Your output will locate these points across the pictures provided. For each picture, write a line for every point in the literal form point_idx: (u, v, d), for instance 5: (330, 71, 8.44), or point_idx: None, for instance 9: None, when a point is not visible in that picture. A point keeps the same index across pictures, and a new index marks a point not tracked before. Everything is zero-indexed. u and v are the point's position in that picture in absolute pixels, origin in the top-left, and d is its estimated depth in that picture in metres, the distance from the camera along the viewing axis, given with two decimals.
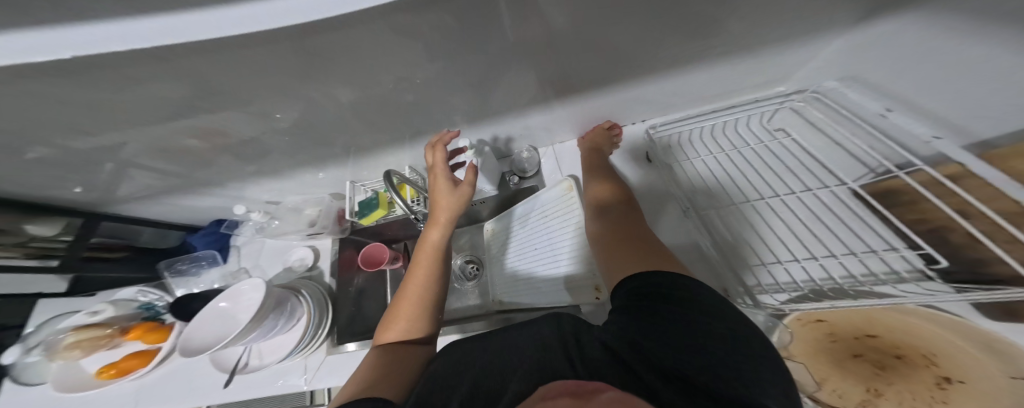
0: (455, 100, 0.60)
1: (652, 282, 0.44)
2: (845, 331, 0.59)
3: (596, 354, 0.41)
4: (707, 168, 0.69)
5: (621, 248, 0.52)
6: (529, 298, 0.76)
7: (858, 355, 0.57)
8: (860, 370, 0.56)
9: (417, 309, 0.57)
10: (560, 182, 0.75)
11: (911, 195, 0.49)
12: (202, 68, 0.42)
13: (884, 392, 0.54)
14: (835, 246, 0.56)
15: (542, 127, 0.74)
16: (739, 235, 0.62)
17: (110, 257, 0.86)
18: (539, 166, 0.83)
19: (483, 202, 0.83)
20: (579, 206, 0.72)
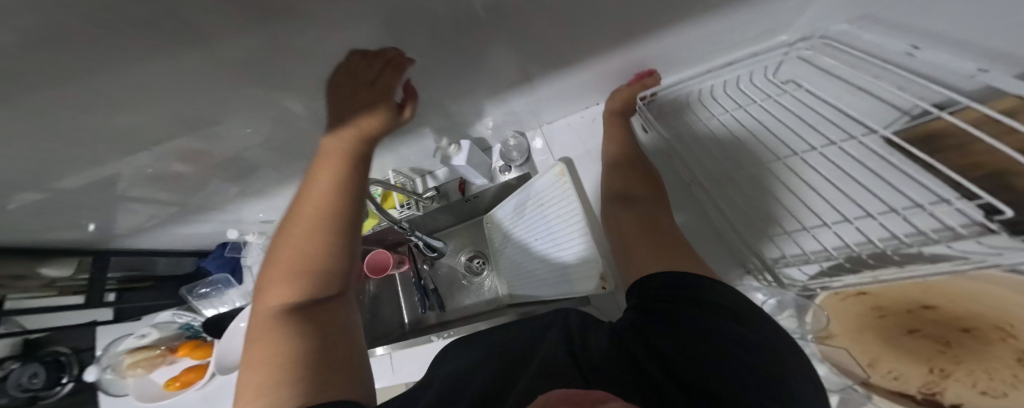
0: (422, 94, 0.60)
1: (667, 278, 0.44)
2: (894, 305, 0.52)
3: (603, 350, 0.41)
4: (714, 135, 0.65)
5: (636, 237, 0.53)
6: (536, 291, 0.76)
7: (914, 330, 0.49)
8: (918, 347, 0.49)
9: (316, 252, 0.46)
10: (552, 167, 0.72)
11: (959, 137, 0.42)
12: (148, 90, 0.43)
13: (952, 372, 0.46)
14: (870, 205, 0.49)
15: (526, 110, 0.72)
16: (757, 205, 0.58)
17: (139, 286, 0.97)
18: (529, 152, 0.81)
19: (478, 197, 0.85)
20: (573, 191, 0.68)
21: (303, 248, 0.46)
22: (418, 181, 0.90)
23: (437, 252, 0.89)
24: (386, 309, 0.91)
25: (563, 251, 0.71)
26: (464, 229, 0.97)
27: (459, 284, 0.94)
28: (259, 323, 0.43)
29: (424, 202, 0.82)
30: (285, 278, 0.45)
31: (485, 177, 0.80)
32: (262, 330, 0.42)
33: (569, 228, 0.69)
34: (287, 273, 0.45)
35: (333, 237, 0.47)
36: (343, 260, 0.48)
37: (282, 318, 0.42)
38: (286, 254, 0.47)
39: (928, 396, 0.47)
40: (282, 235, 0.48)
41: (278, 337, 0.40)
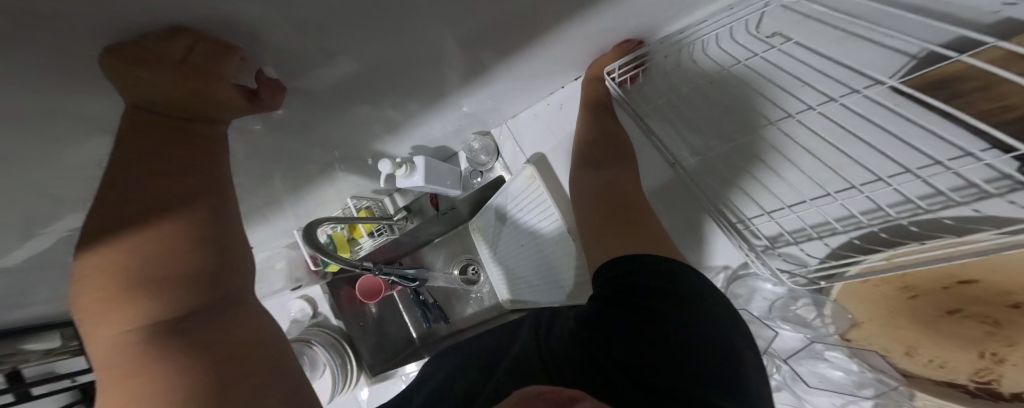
0: (359, 112, 0.58)
1: (627, 264, 0.41)
2: (925, 282, 0.45)
3: (562, 340, 0.38)
4: (694, 105, 0.60)
5: (609, 230, 0.48)
6: (531, 297, 0.75)
7: (954, 310, 0.43)
8: (962, 331, 0.42)
9: (135, 250, 0.33)
10: (522, 171, 0.68)
11: (982, 80, 0.37)
12: (59, 158, 0.39)
13: (1006, 356, 0.39)
14: (880, 167, 0.45)
15: (485, 106, 0.69)
16: (750, 179, 0.54)
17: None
18: (498, 150, 0.78)
19: (456, 208, 0.82)
20: (547, 193, 0.66)
21: (139, 256, 0.33)
22: (387, 200, 0.83)
23: (417, 282, 0.76)
24: (392, 327, 0.89)
25: (549, 256, 0.70)
26: (453, 239, 0.91)
27: (457, 294, 0.90)
28: (107, 354, 0.31)
29: (398, 223, 0.77)
30: (120, 300, 0.32)
31: (457, 188, 0.75)
32: (119, 372, 0.31)
33: (551, 232, 0.68)
34: (122, 294, 0.32)
35: (189, 233, 0.35)
36: (215, 255, 0.37)
37: (145, 350, 0.31)
38: (106, 270, 0.32)
39: (983, 385, 0.41)
40: (91, 240, 0.33)
41: (153, 374, 0.30)
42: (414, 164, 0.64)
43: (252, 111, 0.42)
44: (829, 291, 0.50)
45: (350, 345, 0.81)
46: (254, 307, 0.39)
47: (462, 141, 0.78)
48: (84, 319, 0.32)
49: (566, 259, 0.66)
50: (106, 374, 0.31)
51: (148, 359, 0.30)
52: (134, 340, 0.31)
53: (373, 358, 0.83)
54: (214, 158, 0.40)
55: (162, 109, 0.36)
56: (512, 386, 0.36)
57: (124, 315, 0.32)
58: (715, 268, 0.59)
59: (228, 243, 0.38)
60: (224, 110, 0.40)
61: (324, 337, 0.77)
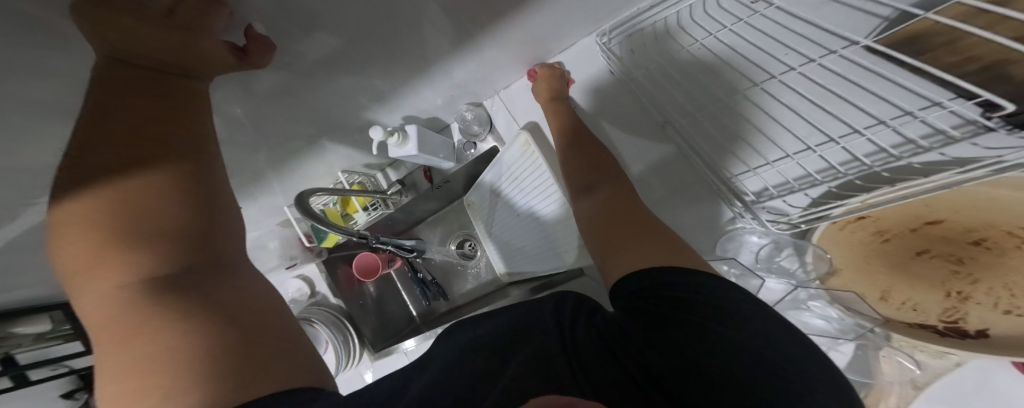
0: (345, 83, 0.59)
1: (656, 273, 0.39)
2: (896, 226, 0.47)
3: (590, 340, 0.36)
4: (680, 68, 0.61)
5: (619, 233, 0.48)
6: (530, 267, 0.78)
7: (923, 252, 0.46)
8: (931, 272, 0.46)
9: (126, 212, 0.35)
10: (516, 138, 0.70)
11: (948, 34, 0.38)
12: None
13: (971, 294, 0.44)
14: (856, 120, 0.47)
15: (476, 77, 0.71)
16: (738, 139, 0.55)
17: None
18: (491, 122, 0.80)
19: (449, 181, 0.82)
20: (542, 159, 0.67)
21: (128, 216, 0.35)
22: (378, 176, 0.84)
23: (415, 253, 0.77)
24: (392, 307, 0.90)
25: (544, 224, 0.72)
26: (448, 215, 0.93)
27: (455, 270, 0.91)
28: (105, 310, 0.33)
29: (392, 198, 0.79)
30: (113, 261, 0.34)
31: (452, 159, 0.77)
32: (116, 322, 0.33)
33: (545, 199, 0.70)
34: (115, 250, 0.34)
35: (175, 196, 0.37)
36: (201, 218, 0.39)
37: (142, 301, 0.33)
38: (95, 229, 0.34)
39: (952, 324, 0.44)
40: (74, 200, 0.34)
41: (151, 321, 0.32)
42: (407, 132, 0.65)
43: (239, 68, 0.42)
44: (812, 239, 0.52)
45: (351, 323, 0.83)
46: (243, 271, 0.41)
47: (453, 113, 0.80)
48: (81, 279, 0.34)
49: (560, 224, 0.69)
50: (101, 326, 0.33)
51: (146, 308, 0.33)
52: (130, 293, 0.34)
53: (375, 335, 0.84)
54: (200, 123, 0.41)
55: (139, 61, 0.37)
56: (533, 384, 0.31)
57: (121, 272, 0.34)
58: (707, 227, 0.60)
59: (213, 208, 0.40)
60: (212, 69, 0.41)
61: (323, 315, 0.79)
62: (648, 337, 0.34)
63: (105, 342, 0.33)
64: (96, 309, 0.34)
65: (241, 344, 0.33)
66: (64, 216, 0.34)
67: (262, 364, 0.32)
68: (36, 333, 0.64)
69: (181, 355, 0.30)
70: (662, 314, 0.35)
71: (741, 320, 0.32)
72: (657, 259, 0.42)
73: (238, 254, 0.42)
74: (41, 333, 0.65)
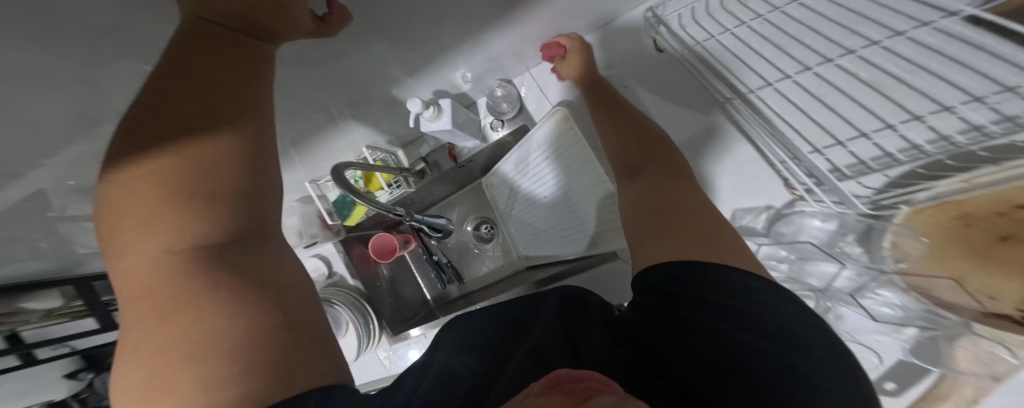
0: (377, 52, 0.54)
1: (668, 272, 0.33)
2: (978, 208, 0.43)
3: (591, 330, 0.33)
4: (729, 45, 0.57)
5: (669, 223, 0.38)
6: (552, 250, 0.70)
7: (1007, 237, 0.40)
8: (1013, 257, 0.40)
9: (180, 173, 0.31)
10: (552, 113, 0.60)
11: None
12: None
13: None
14: (948, 97, 0.43)
15: (512, 50, 0.65)
16: (805, 118, 0.50)
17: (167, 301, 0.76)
18: (521, 101, 0.74)
19: (472, 161, 0.75)
20: (581, 137, 0.59)
21: (173, 174, 0.31)
22: (401, 153, 0.78)
23: (443, 232, 0.74)
24: (408, 290, 0.84)
25: (574, 200, 0.64)
26: (465, 197, 0.86)
27: (472, 253, 0.85)
28: (152, 270, 0.30)
29: (413, 176, 0.74)
30: (168, 222, 0.30)
31: (476, 138, 0.71)
32: (156, 294, 0.29)
33: (576, 181, 0.62)
34: (171, 208, 0.30)
35: (222, 157, 0.32)
36: (253, 188, 0.35)
37: (194, 275, 0.30)
38: (145, 185, 0.30)
39: None
40: (125, 148, 0.32)
41: (203, 300, 0.29)
42: (440, 106, 0.61)
43: (313, 36, 0.40)
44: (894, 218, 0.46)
45: (369, 303, 0.78)
46: (283, 254, 0.37)
47: (483, 89, 0.74)
48: (126, 231, 0.30)
49: (592, 201, 0.61)
50: (137, 291, 0.30)
51: (193, 282, 0.30)
52: (181, 261, 0.30)
53: (392, 317, 0.78)
54: (259, 85, 0.36)
55: (218, 20, 0.34)
56: (532, 370, 0.28)
57: (174, 236, 0.30)
58: (756, 210, 0.55)
59: (267, 181, 0.36)
60: (284, 30, 0.37)
61: (343, 296, 0.74)
62: (662, 341, 0.29)
63: (138, 308, 0.29)
64: (140, 268, 0.30)
65: (291, 350, 0.30)
66: (112, 165, 0.31)
67: (306, 374, 0.29)
68: (44, 309, 0.59)
69: (223, 351, 0.28)
70: (661, 308, 0.31)
71: (757, 311, 0.29)
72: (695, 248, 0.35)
73: (278, 230, 0.38)
74: (50, 309, 0.60)
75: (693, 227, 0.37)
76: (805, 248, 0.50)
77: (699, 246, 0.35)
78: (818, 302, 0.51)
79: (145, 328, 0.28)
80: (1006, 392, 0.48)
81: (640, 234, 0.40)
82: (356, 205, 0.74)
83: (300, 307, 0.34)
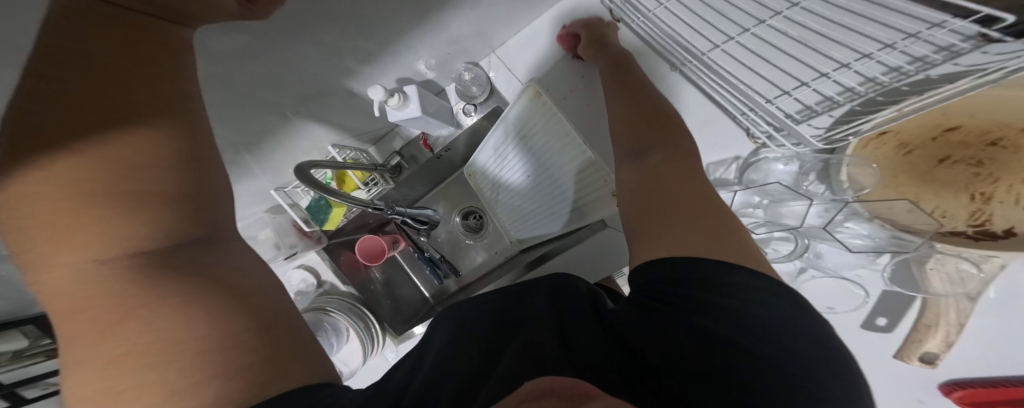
0: (338, 36, 0.54)
1: (664, 267, 0.34)
2: (919, 136, 0.49)
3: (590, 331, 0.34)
4: (673, 13, 0.63)
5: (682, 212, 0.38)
6: (543, 229, 0.70)
7: (946, 158, 0.48)
8: (956, 175, 0.48)
9: (106, 177, 0.27)
10: (523, 91, 0.63)
11: None
12: None
13: (994, 193, 0.46)
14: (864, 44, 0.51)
15: (475, 33, 0.67)
16: (750, 73, 0.57)
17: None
18: (492, 85, 0.76)
19: (450, 150, 0.77)
20: (554, 106, 0.61)
21: (88, 183, 0.27)
22: (372, 150, 0.80)
23: (429, 224, 0.74)
24: (403, 289, 0.83)
25: (555, 175, 0.66)
26: (449, 190, 0.86)
27: (464, 246, 0.84)
28: (80, 282, 0.26)
29: (390, 172, 0.74)
30: (92, 227, 0.27)
31: (451, 124, 0.73)
32: (91, 306, 0.26)
33: (559, 156, 0.64)
34: (90, 212, 0.27)
35: (146, 161, 0.29)
36: (192, 186, 0.31)
37: (128, 281, 0.26)
38: (58, 193, 0.27)
39: (980, 228, 0.46)
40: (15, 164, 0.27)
41: (145, 310, 0.26)
42: (406, 94, 0.62)
43: (240, 17, 0.34)
44: (847, 149, 0.50)
45: (369, 310, 0.75)
46: (243, 257, 0.33)
47: (450, 75, 0.75)
48: (41, 242, 0.27)
49: (572, 171, 0.63)
50: (69, 307, 0.26)
51: (128, 288, 0.26)
52: (111, 268, 0.27)
53: (393, 319, 0.78)
54: (181, 82, 0.33)
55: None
56: (524, 369, 0.28)
57: (101, 242, 0.27)
58: (727, 161, 0.60)
59: (209, 175, 0.33)
60: (204, 13, 0.32)
61: (340, 303, 0.73)
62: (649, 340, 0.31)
63: (73, 327, 0.26)
64: (64, 279, 0.27)
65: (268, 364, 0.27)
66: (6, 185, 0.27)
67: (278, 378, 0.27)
68: (13, 350, 0.57)
69: (182, 351, 0.25)
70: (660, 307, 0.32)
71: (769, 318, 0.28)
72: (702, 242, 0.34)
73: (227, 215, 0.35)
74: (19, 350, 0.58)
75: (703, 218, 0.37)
76: (774, 189, 0.53)
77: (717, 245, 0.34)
78: (796, 241, 0.56)
79: (84, 337, 0.25)
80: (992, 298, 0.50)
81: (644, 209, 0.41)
82: (332, 208, 0.72)
83: (278, 320, 0.31)
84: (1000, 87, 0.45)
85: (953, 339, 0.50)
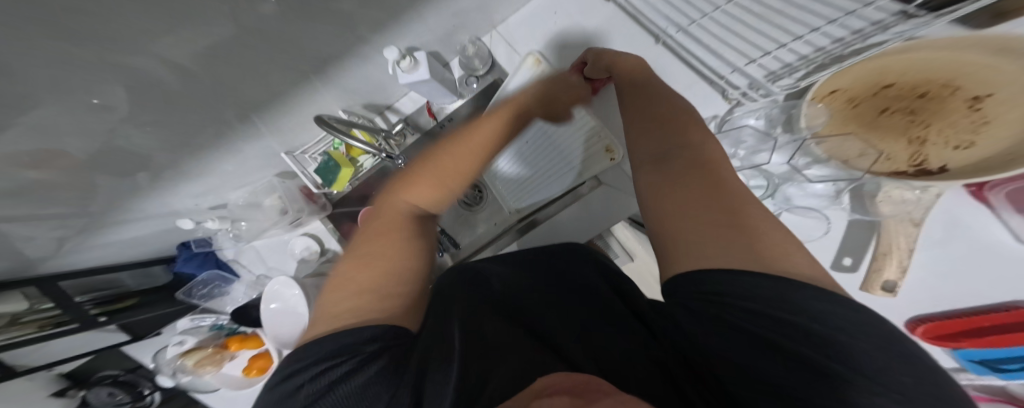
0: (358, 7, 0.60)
1: (684, 282, 0.30)
2: (863, 92, 0.58)
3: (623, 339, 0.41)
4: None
5: (709, 220, 0.32)
6: (543, 191, 0.77)
7: (886, 109, 0.57)
8: (894, 123, 0.57)
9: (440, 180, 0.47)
10: (525, 61, 0.76)
11: None
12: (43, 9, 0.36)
13: (928, 137, 0.55)
14: (810, 19, 0.61)
15: (476, 7, 0.75)
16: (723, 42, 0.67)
17: (125, 306, 0.78)
18: (492, 56, 0.85)
19: (452, 119, 0.84)
20: (552, 73, 0.74)
21: (445, 183, 0.47)
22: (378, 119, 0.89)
23: None
24: None
25: (556, 138, 0.75)
26: None
27: (463, 219, 0.90)
28: (390, 210, 0.46)
29: (394, 138, 0.83)
30: (428, 193, 0.47)
31: (456, 95, 0.82)
32: (393, 226, 0.44)
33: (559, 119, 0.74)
34: (434, 194, 0.47)
35: (457, 175, 0.48)
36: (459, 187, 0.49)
37: (409, 224, 0.45)
38: (430, 185, 0.46)
39: (919, 166, 0.55)
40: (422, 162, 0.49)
41: (399, 242, 0.42)
42: (416, 58, 0.69)
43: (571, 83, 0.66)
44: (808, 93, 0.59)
45: None
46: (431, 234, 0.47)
47: (452, 47, 0.83)
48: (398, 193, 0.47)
49: (575, 130, 0.72)
50: (380, 227, 0.43)
51: (394, 233, 0.43)
52: (405, 213, 0.46)
53: None
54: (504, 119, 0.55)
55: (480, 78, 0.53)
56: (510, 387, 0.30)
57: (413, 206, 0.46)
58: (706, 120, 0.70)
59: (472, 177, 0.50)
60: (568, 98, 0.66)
61: None
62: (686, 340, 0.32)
63: (374, 242, 0.41)
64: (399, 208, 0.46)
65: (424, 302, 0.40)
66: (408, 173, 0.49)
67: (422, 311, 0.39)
68: (10, 314, 0.63)
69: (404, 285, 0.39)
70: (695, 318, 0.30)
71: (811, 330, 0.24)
72: (742, 255, 0.29)
73: None
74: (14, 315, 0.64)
75: (743, 224, 0.31)
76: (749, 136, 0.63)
77: (764, 257, 0.29)
78: (769, 183, 0.64)
79: (369, 248, 0.41)
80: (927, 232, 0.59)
81: (669, 216, 0.34)
82: (341, 170, 0.78)
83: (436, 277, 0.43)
84: (917, 52, 0.53)
85: (906, 264, 0.58)
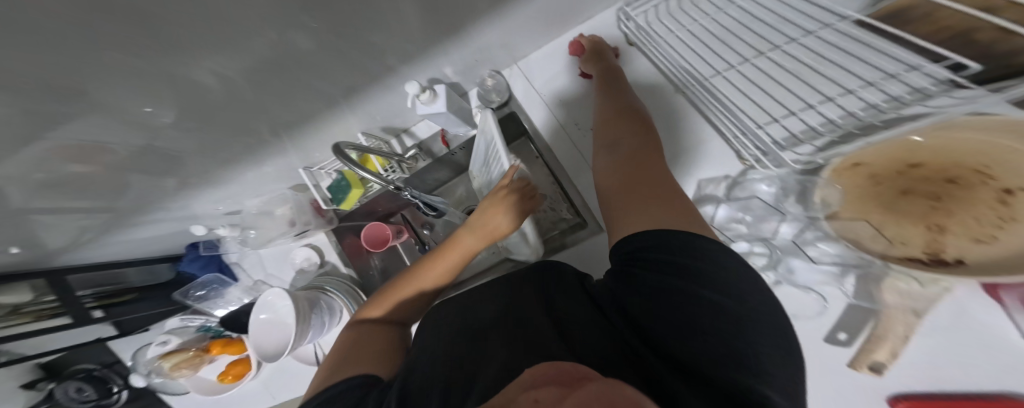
0: (383, 45, 0.61)
1: (646, 246, 0.39)
2: (885, 168, 0.54)
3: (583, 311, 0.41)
4: (678, 45, 0.71)
5: (642, 193, 0.44)
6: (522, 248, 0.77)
7: (907, 190, 0.52)
8: (915, 207, 0.52)
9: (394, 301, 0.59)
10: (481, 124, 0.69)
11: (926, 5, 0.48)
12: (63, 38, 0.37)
13: (947, 226, 0.50)
14: (846, 82, 0.56)
15: (501, 44, 0.75)
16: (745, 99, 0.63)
17: (121, 301, 0.82)
18: (509, 89, 0.84)
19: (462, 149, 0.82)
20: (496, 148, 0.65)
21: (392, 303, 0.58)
22: (393, 141, 0.89)
23: (438, 212, 0.79)
24: None
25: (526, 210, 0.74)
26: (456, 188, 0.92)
27: None
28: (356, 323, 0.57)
29: (407, 161, 0.80)
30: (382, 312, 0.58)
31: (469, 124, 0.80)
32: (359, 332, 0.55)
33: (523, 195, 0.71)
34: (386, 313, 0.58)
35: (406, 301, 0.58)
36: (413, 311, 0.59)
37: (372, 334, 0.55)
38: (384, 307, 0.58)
39: (934, 255, 0.50)
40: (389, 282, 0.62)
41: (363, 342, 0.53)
42: (435, 91, 0.67)
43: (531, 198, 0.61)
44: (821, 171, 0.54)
45: (364, 292, 0.82)
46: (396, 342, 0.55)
47: (474, 79, 0.84)
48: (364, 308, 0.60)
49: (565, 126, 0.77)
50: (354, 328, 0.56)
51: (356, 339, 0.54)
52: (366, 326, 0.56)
53: None
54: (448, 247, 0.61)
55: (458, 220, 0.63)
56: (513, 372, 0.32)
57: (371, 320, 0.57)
58: (717, 179, 0.68)
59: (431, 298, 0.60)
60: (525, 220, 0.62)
61: (337, 283, 0.78)
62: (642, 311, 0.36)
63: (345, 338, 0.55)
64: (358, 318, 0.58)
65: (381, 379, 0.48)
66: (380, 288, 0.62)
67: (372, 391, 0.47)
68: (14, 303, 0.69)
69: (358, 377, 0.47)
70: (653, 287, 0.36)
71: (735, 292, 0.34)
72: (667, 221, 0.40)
73: None
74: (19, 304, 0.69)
75: (665, 197, 0.44)
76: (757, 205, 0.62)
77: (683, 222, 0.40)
78: (772, 254, 0.61)
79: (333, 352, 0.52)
80: (929, 329, 0.55)
81: (616, 198, 0.47)
82: (351, 188, 0.80)
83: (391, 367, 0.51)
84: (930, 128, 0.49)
85: (899, 350, 0.55)
